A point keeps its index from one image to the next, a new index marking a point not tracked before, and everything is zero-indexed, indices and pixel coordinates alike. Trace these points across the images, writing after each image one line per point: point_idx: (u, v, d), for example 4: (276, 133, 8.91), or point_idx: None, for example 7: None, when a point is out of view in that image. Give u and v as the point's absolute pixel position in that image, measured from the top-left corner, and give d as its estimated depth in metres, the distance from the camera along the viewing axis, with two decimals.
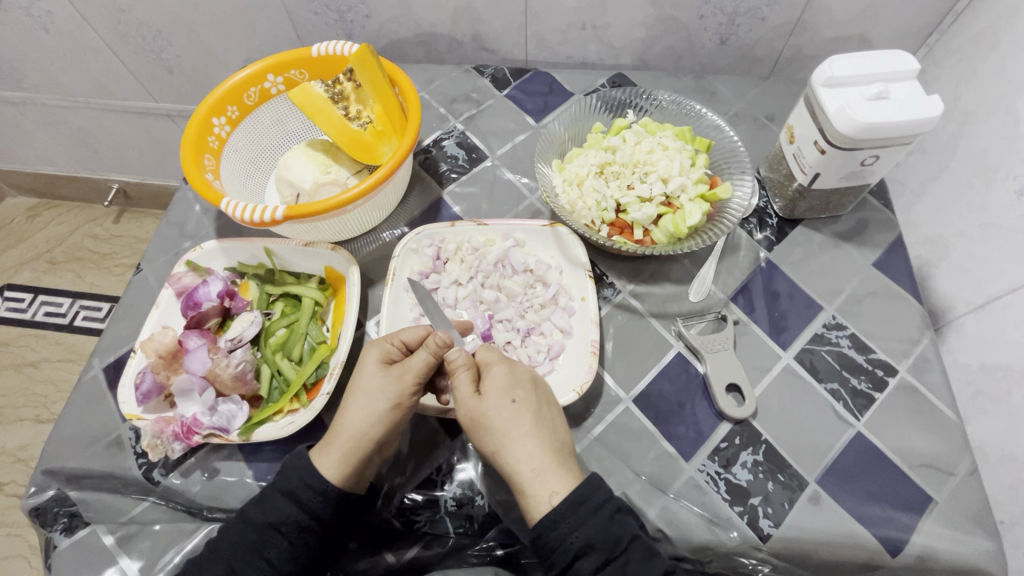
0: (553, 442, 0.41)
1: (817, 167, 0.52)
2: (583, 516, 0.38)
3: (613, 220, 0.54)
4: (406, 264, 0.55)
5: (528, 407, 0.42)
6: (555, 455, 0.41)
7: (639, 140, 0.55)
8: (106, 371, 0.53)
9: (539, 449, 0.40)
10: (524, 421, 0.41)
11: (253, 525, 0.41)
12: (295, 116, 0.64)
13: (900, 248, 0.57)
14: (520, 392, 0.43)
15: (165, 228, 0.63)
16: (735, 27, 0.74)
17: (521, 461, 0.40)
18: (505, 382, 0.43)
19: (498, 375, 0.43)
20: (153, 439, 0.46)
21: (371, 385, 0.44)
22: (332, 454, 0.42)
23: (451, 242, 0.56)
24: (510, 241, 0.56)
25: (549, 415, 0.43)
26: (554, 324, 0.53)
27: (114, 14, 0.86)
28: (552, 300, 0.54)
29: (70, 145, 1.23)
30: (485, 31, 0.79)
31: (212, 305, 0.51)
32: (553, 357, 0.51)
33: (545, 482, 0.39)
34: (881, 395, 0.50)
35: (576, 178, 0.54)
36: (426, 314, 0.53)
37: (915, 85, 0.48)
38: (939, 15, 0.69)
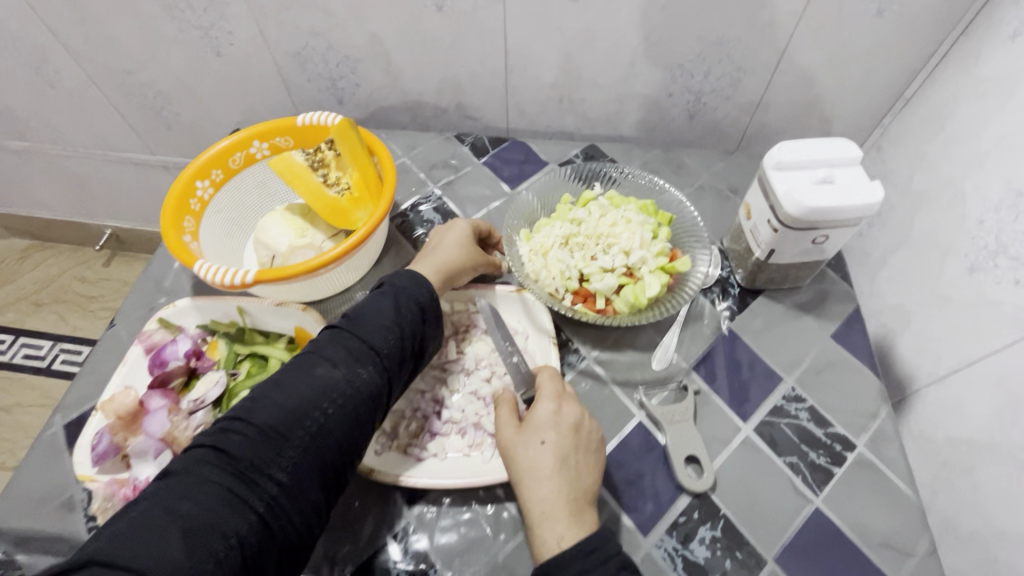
0: (573, 487, 0.43)
1: (772, 244, 0.55)
2: (593, 564, 0.38)
3: (577, 288, 0.55)
4: None
5: (558, 449, 0.45)
6: (572, 499, 0.43)
7: (604, 212, 0.58)
8: (67, 428, 0.53)
9: (560, 494, 0.42)
10: (550, 463, 0.44)
11: (287, 396, 0.41)
12: (279, 179, 0.66)
13: (857, 320, 0.59)
14: (554, 435, 0.45)
15: (143, 283, 0.64)
16: (702, 104, 0.79)
17: (541, 500, 0.43)
18: (550, 418, 0.46)
19: (546, 412, 0.46)
20: (103, 502, 0.45)
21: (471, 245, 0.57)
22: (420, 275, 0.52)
23: None
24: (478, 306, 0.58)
25: (578, 463, 0.45)
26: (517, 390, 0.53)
27: (120, 76, 0.91)
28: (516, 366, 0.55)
29: (66, 192, 1.26)
30: (469, 101, 0.84)
31: (178, 364, 0.52)
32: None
33: (559, 523, 0.41)
34: (839, 469, 0.50)
35: (541, 248, 0.56)
36: None
37: (858, 171, 0.51)
38: (890, 99, 0.74)
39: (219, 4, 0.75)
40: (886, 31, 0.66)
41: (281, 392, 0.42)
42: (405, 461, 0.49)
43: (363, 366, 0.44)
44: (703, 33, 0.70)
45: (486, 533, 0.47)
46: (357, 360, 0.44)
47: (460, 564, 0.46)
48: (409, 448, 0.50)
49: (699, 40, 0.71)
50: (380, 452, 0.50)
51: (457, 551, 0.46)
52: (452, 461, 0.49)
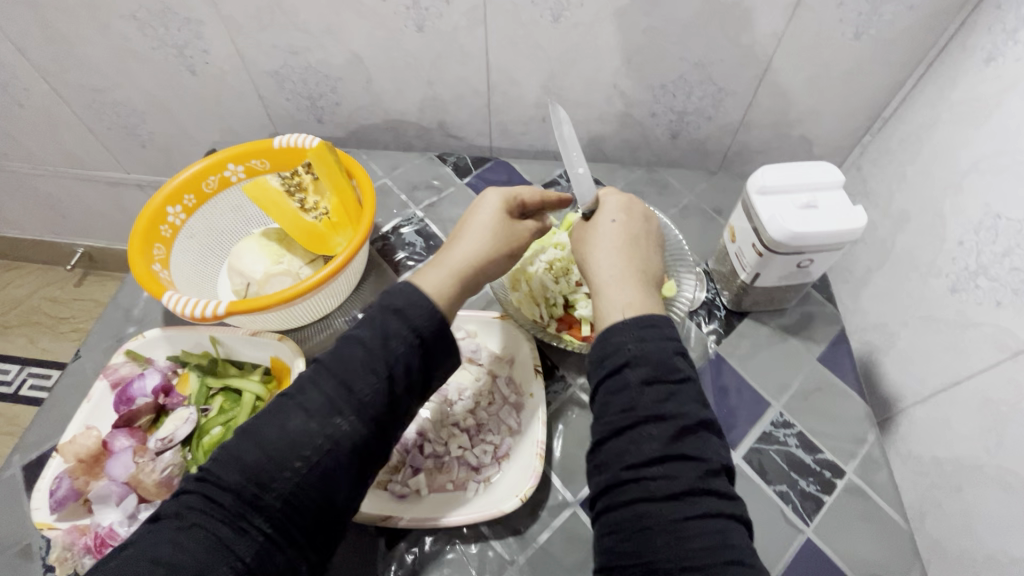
0: (633, 272, 0.42)
1: (756, 267, 0.55)
2: (664, 390, 0.35)
3: (562, 314, 0.56)
4: None
5: (624, 246, 0.44)
6: (637, 279, 0.42)
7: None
8: (26, 469, 0.50)
9: (624, 273, 0.42)
10: (615, 239, 0.44)
11: (268, 436, 0.35)
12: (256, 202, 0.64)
13: (843, 342, 0.59)
14: (625, 223, 0.45)
15: (111, 311, 0.61)
16: (685, 124, 0.79)
17: (605, 275, 0.42)
18: (617, 206, 0.47)
19: (613, 207, 0.46)
20: (63, 552, 0.42)
21: (501, 224, 0.46)
22: (443, 270, 0.43)
23: None
24: (461, 332, 0.56)
25: (642, 260, 0.44)
26: (503, 423, 0.52)
27: (90, 94, 0.88)
28: (501, 396, 0.53)
29: (35, 211, 1.22)
30: (451, 120, 0.83)
31: (146, 401, 0.50)
32: (500, 458, 0.50)
33: (619, 297, 0.40)
34: (829, 497, 0.49)
35: (525, 273, 0.55)
36: None
37: (841, 195, 0.51)
38: (869, 120, 0.75)
39: (194, 23, 0.74)
40: (863, 54, 0.67)
41: (258, 444, 0.35)
42: (386, 499, 0.47)
43: (341, 415, 0.36)
44: (685, 55, 0.70)
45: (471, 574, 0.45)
46: (335, 406, 0.36)
47: None
48: (390, 484, 0.48)
49: (681, 62, 0.71)
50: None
51: None
52: (435, 498, 0.48)
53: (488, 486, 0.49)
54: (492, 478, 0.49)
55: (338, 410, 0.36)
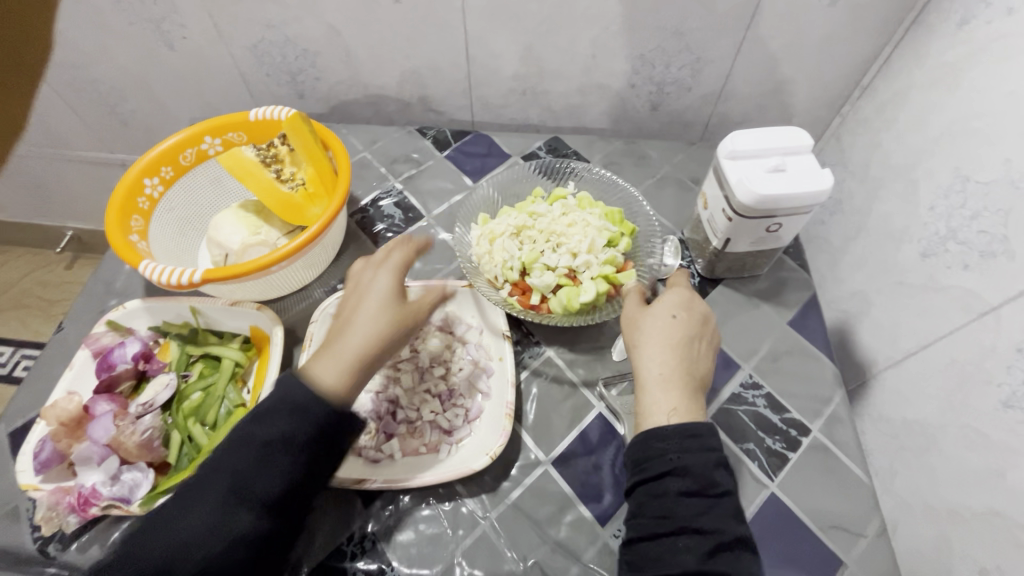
0: (684, 370, 0.45)
1: (727, 233, 0.55)
2: (697, 503, 0.39)
3: (516, 280, 0.54)
4: (325, 328, 0.55)
5: (682, 342, 0.46)
6: (684, 381, 0.44)
7: (566, 212, 0.57)
8: (12, 437, 0.51)
9: (677, 371, 0.44)
10: (678, 334, 0.46)
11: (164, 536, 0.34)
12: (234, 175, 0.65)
13: (814, 307, 0.60)
14: (685, 316, 0.47)
15: (93, 285, 0.62)
16: (665, 95, 0.79)
17: (654, 371, 0.45)
18: (672, 303, 0.48)
19: (676, 299, 0.49)
20: (47, 511, 0.44)
21: (386, 302, 0.44)
22: (336, 359, 0.40)
23: None
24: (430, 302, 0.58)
25: (698, 355, 0.46)
26: (473, 387, 0.54)
27: (70, 72, 0.88)
28: (471, 361, 0.55)
29: (21, 194, 1.22)
30: (432, 94, 0.83)
31: (126, 367, 0.51)
32: (471, 421, 0.52)
33: (666, 398, 0.43)
34: (794, 454, 0.51)
35: (490, 234, 0.55)
36: None
37: (810, 159, 0.51)
38: (848, 88, 0.75)
39: None
40: (841, 20, 0.66)
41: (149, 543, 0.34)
42: (360, 463, 0.48)
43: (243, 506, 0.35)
44: (662, 24, 0.70)
45: (445, 528, 0.47)
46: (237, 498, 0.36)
47: (418, 560, 0.46)
48: (364, 451, 0.49)
49: (659, 31, 0.71)
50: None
51: (415, 548, 0.46)
52: (408, 460, 0.49)
53: (460, 447, 0.51)
54: (464, 439, 0.51)
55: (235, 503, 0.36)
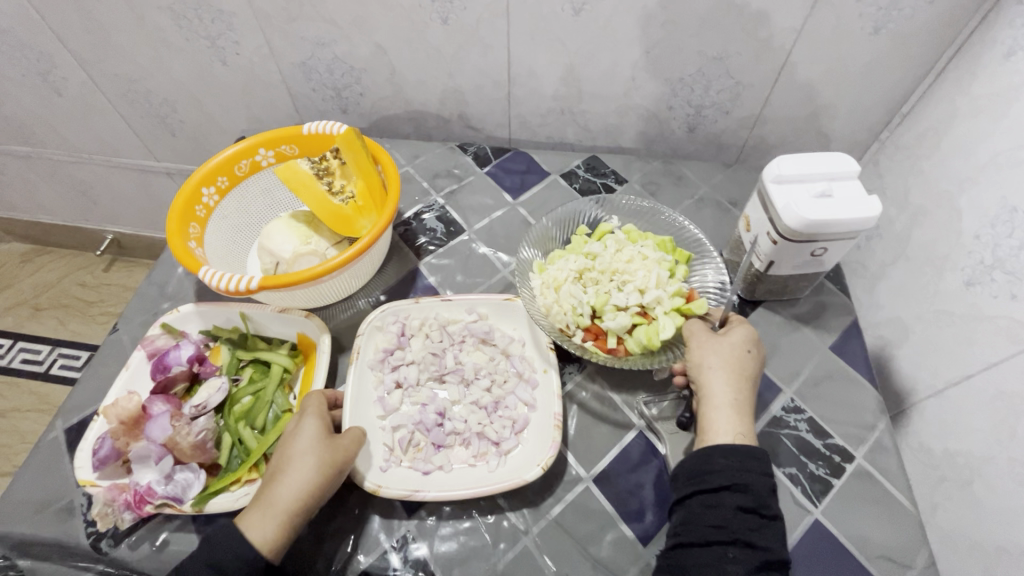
0: (747, 403, 0.47)
1: (771, 255, 0.56)
2: (750, 519, 0.40)
3: (588, 325, 0.53)
4: (371, 341, 0.56)
5: (747, 375, 0.48)
6: (746, 412, 0.46)
7: (620, 248, 0.56)
8: (68, 433, 0.53)
9: (743, 401, 0.47)
10: (747, 369, 0.48)
11: None
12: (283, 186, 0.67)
13: (855, 332, 0.60)
14: (754, 351, 0.49)
15: (146, 288, 0.64)
16: (702, 117, 0.80)
17: (722, 398, 0.46)
18: (743, 336, 0.49)
19: (743, 333, 0.50)
20: (104, 507, 0.45)
21: (312, 451, 0.45)
22: (267, 515, 0.42)
23: (416, 319, 0.58)
24: (474, 315, 0.59)
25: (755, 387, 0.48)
26: (518, 398, 0.54)
27: (126, 84, 0.92)
28: (515, 374, 0.56)
29: (68, 198, 1.26)
30: (471, 112, 0.85)
31: (181, 369, 0.52)
32: (518, 432, 0.52)
33: (731, 424, 0.45)
34: (838, 481, 0.50)
35: (553, 282, 0.54)
36: (390, 393, 0.54)
37: (856, 185, 0.52)
38: (887, 114, 0.75)
39: (227, 15, 0.76)
40: (882, 48, 0.67)
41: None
42: (414, 476, 0.49)
43: None
44: (703, 48, 0.71)
45: (486, 541, 0.47)
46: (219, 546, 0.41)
47: (460, 572, 0.46)
48: (415, 462, 0.50)
49: (699, 56, 0.72)
50: (386, 468, 0.50)
51: (457, 559, 0.47)
52: (459, 471, 0.50)
53: (508, 458, 0.51)
54: (512, 450, 0.51)
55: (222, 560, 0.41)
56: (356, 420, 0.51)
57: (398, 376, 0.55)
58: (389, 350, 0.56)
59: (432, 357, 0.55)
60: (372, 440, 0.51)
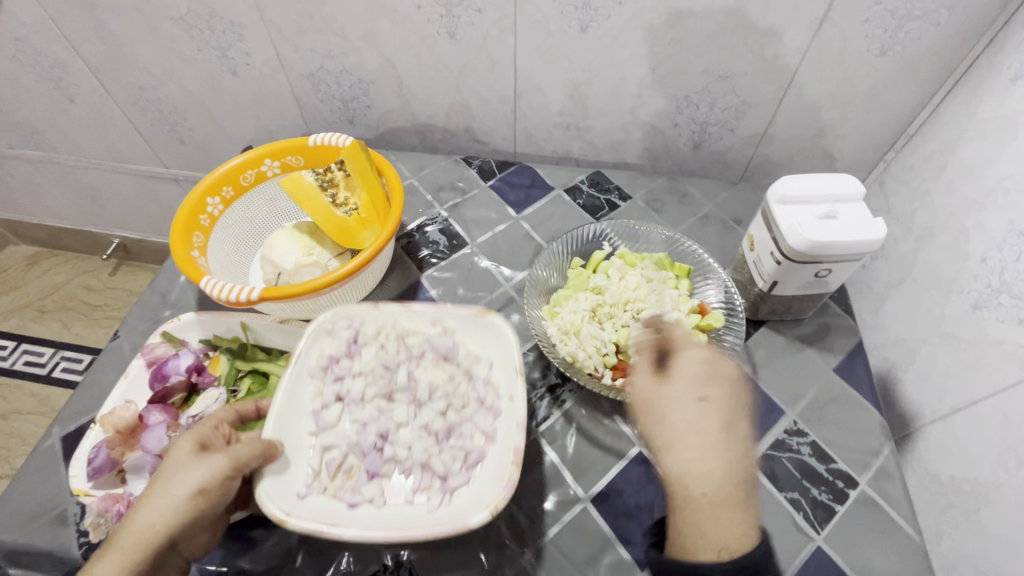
0: (726, 475, 0.39)
1: (775, 276, 0.55)
2: None
3: (615, 362, 0.52)
4: (316, 345, 0.51)
5: (718, 432, 0.40)
6: (724, 489, 0.38)
7: (623, 276, 0.57)
8: (64, 441, 0.53)
9: (713, 472, 0.39)
10: (711, 428, 0.40)
11: None
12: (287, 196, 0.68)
13: (860, 354, 0.59)
14: (714, 394, 0.41)
15: (148, 296, 0.64)
16: (707, 135, 0.80)
17: (677, 472, 0.39)
18: (699, 375, 0.42)
19: (700, 370, 0.43)
20: (97, 517, 0.45)
21: (173, 473, 0.40)
22: (115, 553, 0.39)
23: (371, 325, 0.53)
24: (437, 329, 0.54)
25: (736, 440, 0.40)
26: (475, 427, 0.49)
27: (137, 92, 0.93)
28: (477, 398, 0.51)
29: (77, 202, 1.28)
30: (477, 125, 0.85)
31: (179, 378, 0.52)
32: (471, 467, 0.47)
33: (699, 511, 0.38)
34: (841, 507, 0.49)
35: (571, 326, 0.52)
36: (327, 407, 0.49)
37: (861, 207, 0.51)
38: (894, 135, 0.74)
39: (238, 26, 0.77)
40: (889, 70, 0.67)
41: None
42: (336, 508, 0.44)
43: None
44: (709, 67, 0.71)
45: (481, 562, 0.47)
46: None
47: None
48: (340, 493, 0.45)
49: (705, 74, 0.72)
50: (306, 495, 0.45)
51: None
52: (391, 507, 0.45)
53: (453, 496, 0.45)
54: (460, 488, 0.46)
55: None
56: (286, 434, 0.46)
57: (342, 390, 0.51)
58: (335, 358, 0.52)
59: (381, 372, 0.51)
60: (296, 459, 0.46)
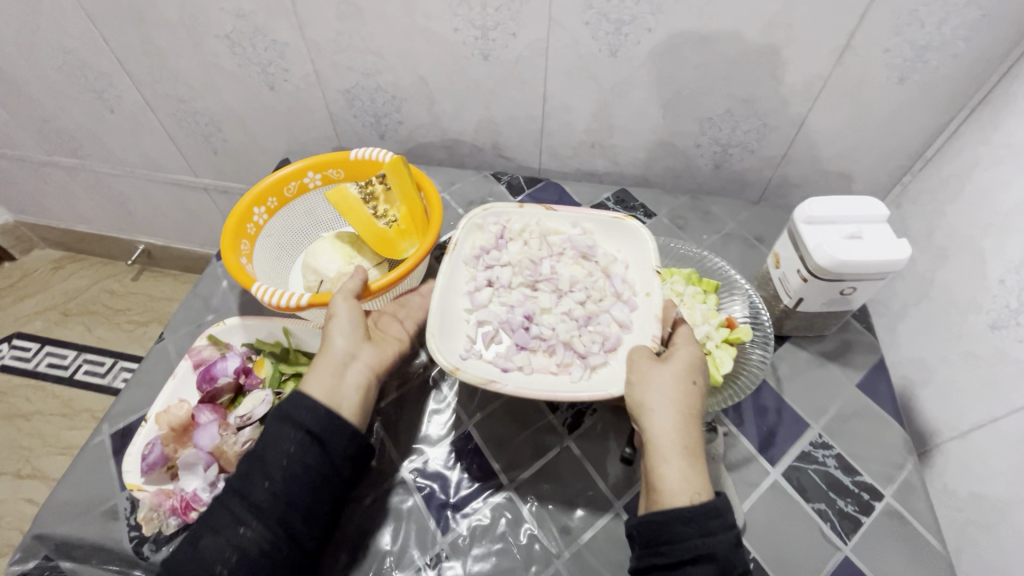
0: (689, 444, 0.44)
1: (801, 292, 0.57)
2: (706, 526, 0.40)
3: None
4: (469, 238, 0.59)
5: (680, 406, 0.45)
6: (690, 455, 0.44)
7: None
8: (113, 438, 0.55)
9: (676, 438, 0.44)
10: (670, 390, 0.46)
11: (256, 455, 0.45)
12: (325, 207, 0.70)
13: (881, 371, 0.61)
14: (701, 380, 0.47)
15: (192, 300, 0.67)
16: (728, 155, 0.83)
17: (660, 434, 0.44)
18: (689, 363, 0.48)
19: (687, 355, 0.48)
20: (150, 511, 0.47)
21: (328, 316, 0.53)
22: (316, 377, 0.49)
23: (518, 223, 0.60)
24: (578, 229, 0.60)
25: (684, 411, 0.45)
26: (612, 317, 0.54)
27: (175, 104, 0.97)
28: (613, 293, 0.56)
29: (106, 209, 1.31)
30: (504, 142, 0.88)
31: (227, 380, 0.54)
32: (608, 349, 0.52)
33: (676, 471, 0.43)
34: (867, 518, 0.51)
35: None
36: (480, 290, 0.56)
37: (886, 228, 0.53)
38: (910, 159, 0.77)
39: (279, 44, 0.81)
40: (906, 97, 0.70)
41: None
42: (493, 369, 0.50)
43: (243, 525, 0.42)
44: (732, 91, 0.74)
45: (518, 563, 0.49)
46: (265, 474, 0.44)
47: None
48: (495, 359, 0.51)
49: (728, 98, 0.75)
50: (465, 357, 0.50)
51: None
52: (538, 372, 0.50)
53: (594, 373, 0.50)
54: (599, 367, 0.51)
55: (248, 501, 0.43)
56: (447, 307, 0.53)
57: (490, 275, 0.57)
58: (485, 249, 0.58)
59: (529, 263, 0.57)
60: (457, 328, 0.53)
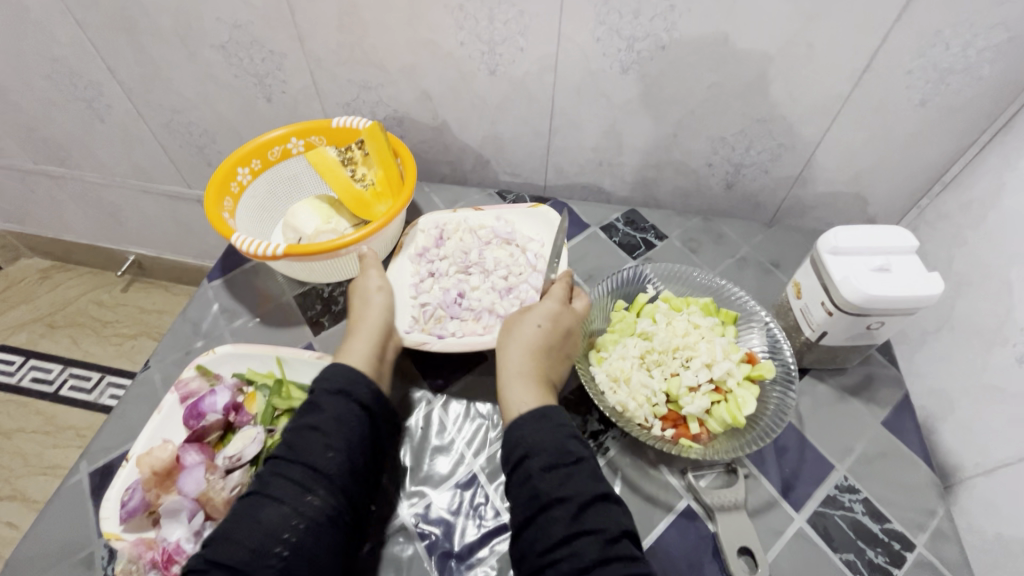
0: (532, 372, 0.51)
1: (825, 326, 0.54)
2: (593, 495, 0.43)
3: (666, 412, 0.52)
4: (413, 240, 0.67)
5: (523, 343, 0.53)
6: (529, 381, 0.50)
7: (670, 320, 0.56)
8: (91, 476, 0.51)
9: (517, 366, 0.52)
10: (524, 333, 0.53)
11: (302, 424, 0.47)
12: (309, 174, 0.72)
13: (907, 408, 0.58)
14: (548, 322, 0.54)
15: (180, 324, 0.63)
16: (741, 175, 0.80)
17: (503, 366, 0.53)
18: (542, 311, 0.54)
19: (546, 306, 0.55)
20: (128, 564, 0.44)
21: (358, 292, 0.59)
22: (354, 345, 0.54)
23: (452, 224, 0.68)
24: (501, 221, 0.68)
25: (534, 348, 0.52)
26: (530, 286, 0.62)
27: (168, 114, 0.93)
28: (529, 266, 0.64)
29: (95, 219, 1.27)
30: (509, 158, 0.86)
31: (216, 417, 0.51)
32: None
33: (520, 393, 0.50)
34: (899, 571, 0.48)
35: (621, 374, 0.52)
36: (424, 279, 0.64)
37: (915, 260, 0.51)
38: (928, 182, 0.74)
39: (277, 55, 0.77)
40: (927, 120, 0.67)
41: (220, 542, 0.41)
42: (431, 338, 0.58)
43: (312, 491, 0.44)
44: (747, 111, 0.71)
45: None
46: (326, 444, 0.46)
47: None
48: (430, 329, 0.59)
49: (743, 118, 0.72)
50: (411, 331, 0.59)
51: None
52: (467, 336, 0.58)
53: None
54: None
55: (321, 472, 0.45)
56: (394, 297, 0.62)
57: (430, 266, 0.65)
58: (427, 246, 0.66)
59: (460, 253, 0.65)
60: (401, 310, 0.61)
